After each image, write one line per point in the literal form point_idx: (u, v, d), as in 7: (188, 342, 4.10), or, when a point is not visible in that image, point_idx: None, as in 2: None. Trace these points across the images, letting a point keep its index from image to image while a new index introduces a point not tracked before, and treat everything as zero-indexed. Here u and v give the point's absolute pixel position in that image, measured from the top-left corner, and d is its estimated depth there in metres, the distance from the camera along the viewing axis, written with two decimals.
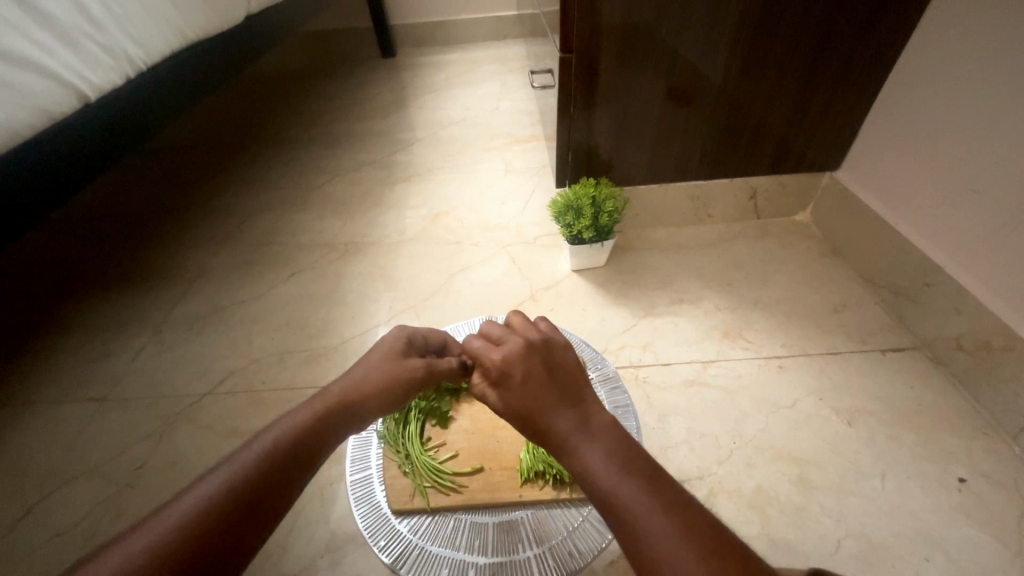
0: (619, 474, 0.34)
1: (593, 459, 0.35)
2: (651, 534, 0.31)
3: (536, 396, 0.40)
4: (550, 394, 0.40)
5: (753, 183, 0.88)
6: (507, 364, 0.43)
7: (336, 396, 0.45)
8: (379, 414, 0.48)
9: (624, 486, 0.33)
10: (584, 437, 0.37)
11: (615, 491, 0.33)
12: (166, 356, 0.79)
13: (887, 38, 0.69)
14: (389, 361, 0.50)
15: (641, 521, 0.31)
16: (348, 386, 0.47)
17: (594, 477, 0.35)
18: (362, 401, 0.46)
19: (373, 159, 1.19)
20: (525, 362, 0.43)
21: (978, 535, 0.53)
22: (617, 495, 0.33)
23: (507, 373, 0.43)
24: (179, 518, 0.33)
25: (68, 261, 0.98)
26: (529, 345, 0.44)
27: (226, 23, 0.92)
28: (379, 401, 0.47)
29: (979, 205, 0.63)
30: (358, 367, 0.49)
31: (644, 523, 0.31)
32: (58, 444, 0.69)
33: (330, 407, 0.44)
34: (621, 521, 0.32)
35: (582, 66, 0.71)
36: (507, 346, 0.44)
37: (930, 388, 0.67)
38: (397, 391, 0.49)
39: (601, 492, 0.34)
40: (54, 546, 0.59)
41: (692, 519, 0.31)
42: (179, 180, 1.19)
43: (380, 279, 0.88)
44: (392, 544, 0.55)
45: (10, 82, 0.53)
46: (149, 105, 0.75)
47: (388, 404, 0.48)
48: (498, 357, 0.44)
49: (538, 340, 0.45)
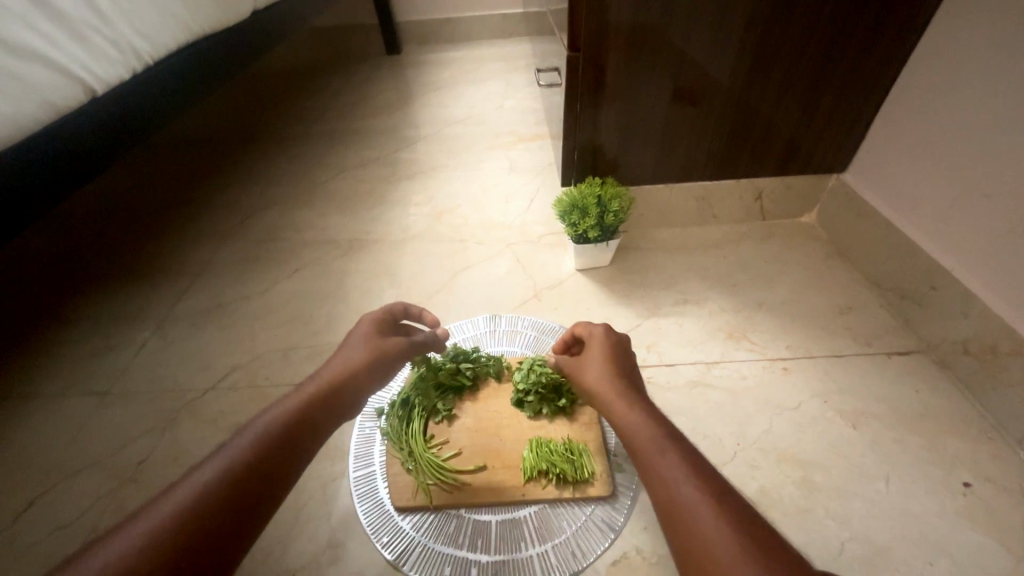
0: (663, 439, 0.42)
1: (643, 424, 0.44)
2: (680, 487, 0.38)
3: (608, 369, 0.52)
4: (620, 374, 0.51)
5: (759, 185, 0.87)
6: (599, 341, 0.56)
7: (326, 380, 0.47)
8: (364, 397, 0.50)
9: (665, 451, 0.41)
10: (640, 410, 0.46)
11: (656, 452, 0.41)
12: (170, 350, 0.80)
13: (897, 39, 0.69)
14: (370, 341, 0.53)
15: (674, 477, 0.39)
16: (336, 371, 0.48)
17: (640, 438, 0.43)
18: (348, 380, 0.48)
19: (378, 155, 1.19)
20: (609, 347, 0.55)
21: (983, 540, 0.53)
22: (657, 456, 0.41)
23: (593, 349, 0.55)
24: (178, 506, 0.34)
25: (73, 254, 0.98)
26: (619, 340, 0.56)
27: (233, 17, 0.92)
28: (365, 381, 0.50)
29: (988, 208, 0.63)
30: (346, 351, 0.51)
31: (676, 479, 0.38)
32: (63, 436, 0.70)
33: (321, 392, 0.46)
34: (656, 475, 0.40)
35: (589, 66, 0.70)
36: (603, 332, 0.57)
37: (935, 392, 0.66)
38: (380, 367, 0.52)
39: (644, 450, 0.42)
40: (58, 537, 0.59)
41: (715, 484, 0.38)
42: (184, 174, 1.19)
43: (384, 276, 0.88)
44: (395, 541, 0.55)
45: (18, 75, 0.53)
46: (155, 100, 0.75)
47: (374, 382, 0.51)
48: (596, 333, 0.57)
49: (626, 341, 0.57)
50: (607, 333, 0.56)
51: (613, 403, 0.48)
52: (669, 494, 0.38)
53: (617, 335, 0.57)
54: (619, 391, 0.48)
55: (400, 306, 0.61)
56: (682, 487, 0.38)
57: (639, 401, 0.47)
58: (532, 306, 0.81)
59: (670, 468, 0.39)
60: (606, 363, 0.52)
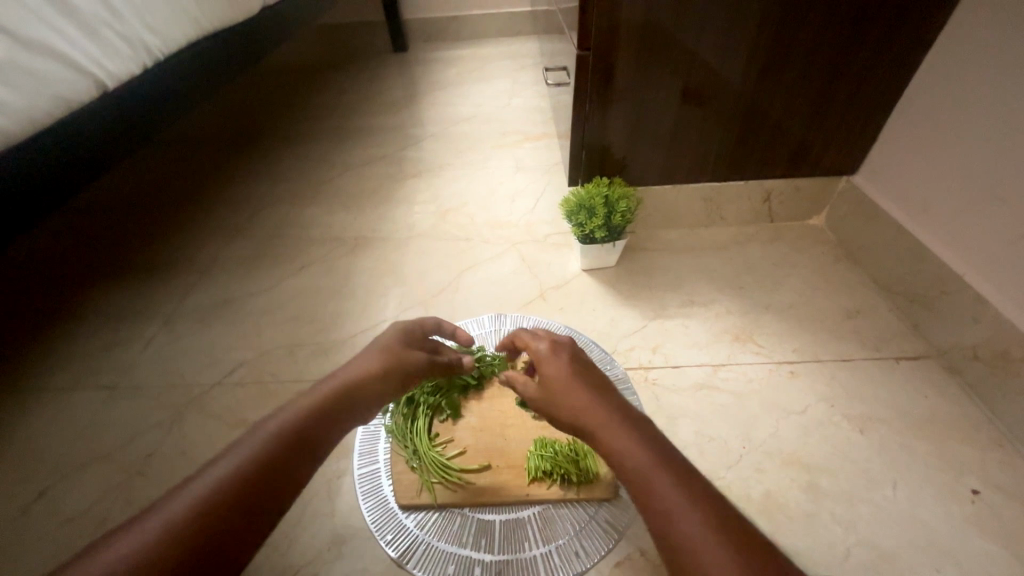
0: (655, 465, 0.36)
1: (631, 448, 0.37)
2: (682, 523, 0.33)
3: (567, 384, 0.44)
4: (588, 388, 0.43)
5: (767, 186, 0.87)
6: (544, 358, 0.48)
7: (340, 383, 0.46)
8: (378, 402, 0.49)
9: (660, 479, 0.35)
10: (625, 428, 0.39)
11: (651, 482, 0.35)
12: (177, 345, 0.80)
13: (910, 43, 0.68)
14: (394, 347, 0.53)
15: (675, 512, 0.34)
16: (352, 374, 0.48)
17: (628, 462, 0.37)
18: (366, 385, 0.48)
19: (384, 153, 1.19)
20: (565, 362, 0.46)
21: (990, 547, 0.53)
22: (652, 486, 0.35)
23: (547, 368, 0.47)
24: (186, 507, 0.34)
25: (81, 249, 0.99)
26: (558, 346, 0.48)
27: (241, 13, 0.92)
28: (383, 389, 0.49)
29: (1001, 212, 0.62)
30: (363, 355, 0.50)
31: (672, 510, 0.34)
32: (70, 431, 0.70)
33: (334, 395, 0.45)
34: (654, 508, 0.35)
35: (599, 66, 0.70)
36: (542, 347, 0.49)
37: (945, 397, 0.66)
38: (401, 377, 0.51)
39: (636, 481, 0.36)
40: (65, 531, 0.60)
41: (723, 514, 0.34)
42: (192, 171, 1.20)
43: (390, 274, 0.88)
44: (399, 538, 0.55)
45: (33, 71, 0.54)
46: (164, 96, 0.75)
47: (392, 393, 0.51)
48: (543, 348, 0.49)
49: (571, 348, 0.49)
50: (551, 348, 0.48)
51: (592, 427, 0.41)
52: (670, 532, 0.33)
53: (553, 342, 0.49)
54: (585, 409, 0.41)
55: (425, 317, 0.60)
56: (684, 523, 0.33)
57: (622, 413, 0.40)
58: (537, 306, 0.81)
59: (669, 503, 0.34)
60: (569, 380, 0.44)
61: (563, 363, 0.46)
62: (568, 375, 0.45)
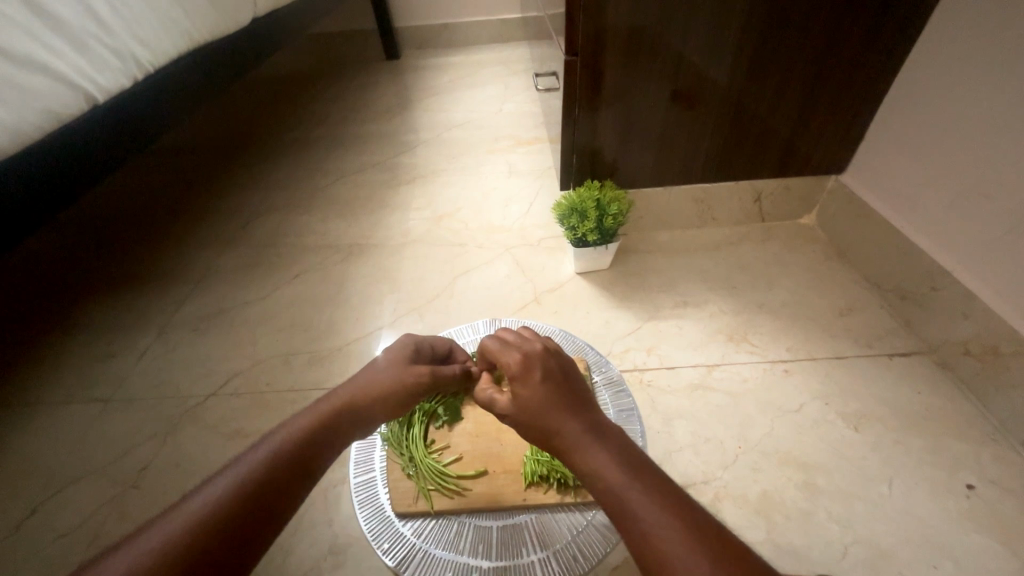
0: (628, 480, 0.36)
1: (605, 466, 0.37)
2: (658, 535, 0.33)
3: (539, 403, 0.42)
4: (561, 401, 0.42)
5: (758, 187, 0.87)
6: (515, 372, 0.46)
7: (343, 397, 0.46)
8: (383, 416, 0.48)
9: (633, 495, 0.35)
10: (599, 446, 0.39)
11: (625, 497, 0.35)
12: (172, 356, 0.80)
13: (894, 42, 0.69)
14: (397, 366, 0.51)
15: (648, 526, 0.34)
16: (355, 388, 0.47)
17: (602, 481, 0.37)
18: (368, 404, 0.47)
19: (378, 160, 1.19)
20: (536, 376, 0.44)
21: (986, 542, 0.53)
22: (626, 502, 0.35)
23: (517, 384, 0.45)
24: (185, 524, 0.33)
25: (74, 261, 0.99)
26: (528, 357, 0.47)
27: (233, 24, 0.92)
28: (383, 408, 0.48)
29: (988, 209, 0.63)
30: (367, 370, 0.50)
31: (648, 525, 0.34)
32: (63, 445, 0.69)
33: (336, 409, 0.45)
34: (629, 524, 0.35)
35: (588, 69, 0.71)
36: (511, 361, 0.47)
37: (938, 394, 0.66)
38: (403, 396, 0.49)
39: (610, 500, 0.36)
40: (58, 546, 0.59)
41: (699, 523, 0.33)
42: (185, 181, 1.20)
43: (384, 281, 0.89)
44: (396, 548, 0.55)
45: (23, 86, 0.54)
46: (155, 106, 0.75)
47: (395, 412, 0.49)
48: (515, 360, 0.47)
49: (549, 356, 0.47)
50: (522, 361, 0.46)
51: (565, 445, 0.40)
52: (648, 549, 0.33)
53: (522, 354, 0.47)
54: (560, 429, 0.41)
55: (434, 338, 0.61)
56: (660, 537, 0.33)
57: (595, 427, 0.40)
58: (532, 310, 0.81)
59: (644, 519, 0.34)
60: (541, 393, 0.43)
61: (534, 377, 0.44)
62: (541, 388, 0.43)
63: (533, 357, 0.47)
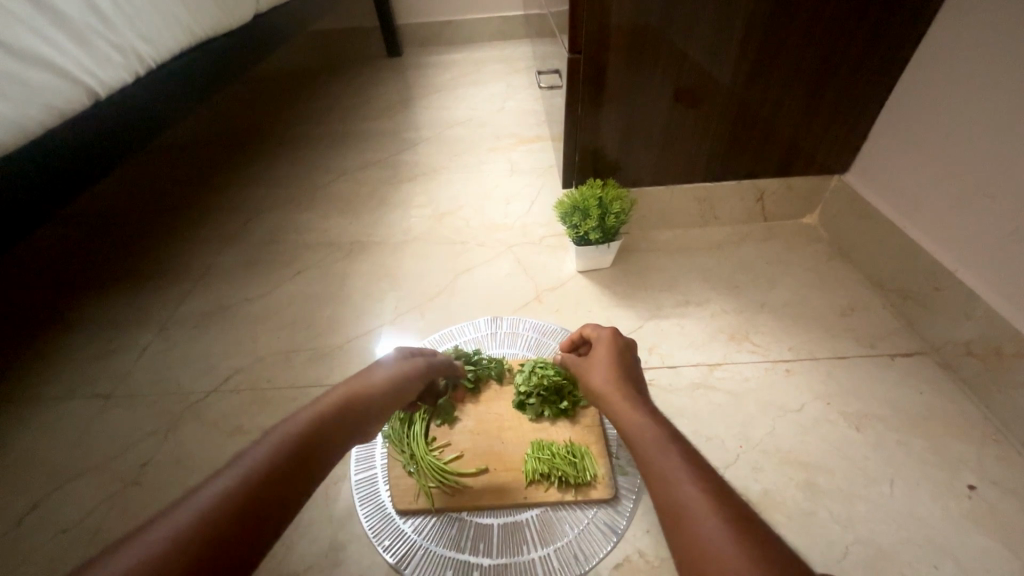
0: (665, 445, 0.39)
1: (646, 421, 0.43)
2: (683, 490, 0.35)
3: (613, 370, 0.51)
4: (623, 379, 0.49)
5: (761, 186, 0.87)
6: (603, 344, 0.55)
7: (341, 394, 0.47)
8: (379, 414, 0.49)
9: (665, 450, 0.39)
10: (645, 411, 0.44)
11: (660, 454, 0.39)
12: (172, 352, 0.80)
13: (898, 41, 0.69)
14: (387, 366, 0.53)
15: (676, 476, 0.37)
16: (352, 385, 0.48)
17: (638, 437, 0.41)
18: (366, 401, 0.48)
19: (379, 158, 1.19)
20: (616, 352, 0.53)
21: (987, 543, 0.53)
22: (657, 456, 0.39)
23: (601, 352, 0.54)
24: (195, 517, 0.33)
25: (75, 258, 0.99)
26: (615, 338, 0.55)
27: (235, 20, 0.91)
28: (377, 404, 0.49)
29: (991, 210, 0.63)
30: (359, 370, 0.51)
31: (673, 476, 0.37)
32: (64, 441, 0.69)
33: (338, 405, 0.46)
34: (658, 475, 0.38)
35: (591, 68, 0.70)
36: (600, 336, 0.56)
37: (940, 394, 0.66)
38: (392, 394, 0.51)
39: (644, 450, 0.40)
40: (59, 542, 0.59)
41: (721, 490, 0.35)
42: (187, 177, 1.20)
43: (386, 278, 0.88)
44: (397, 545, 0.55)
45: (24, 81, 0.53)
46: (157, 102, 0.75)
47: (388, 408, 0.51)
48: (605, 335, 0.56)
49: (633, 346, 0.56)
50: (612, 336, 0.55)
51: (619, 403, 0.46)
52: (670, 497, 0.36)
53: (610, 333, 0.56)
54: (623, 390, 0.48)
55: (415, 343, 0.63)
56: (683, 487, 0.36)
57: (644, 405, 0.45)
58: (532, 308, 0.81)
59: (671, 470, 0.37)
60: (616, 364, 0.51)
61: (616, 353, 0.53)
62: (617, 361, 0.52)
63: (618, 339, 0.55)
